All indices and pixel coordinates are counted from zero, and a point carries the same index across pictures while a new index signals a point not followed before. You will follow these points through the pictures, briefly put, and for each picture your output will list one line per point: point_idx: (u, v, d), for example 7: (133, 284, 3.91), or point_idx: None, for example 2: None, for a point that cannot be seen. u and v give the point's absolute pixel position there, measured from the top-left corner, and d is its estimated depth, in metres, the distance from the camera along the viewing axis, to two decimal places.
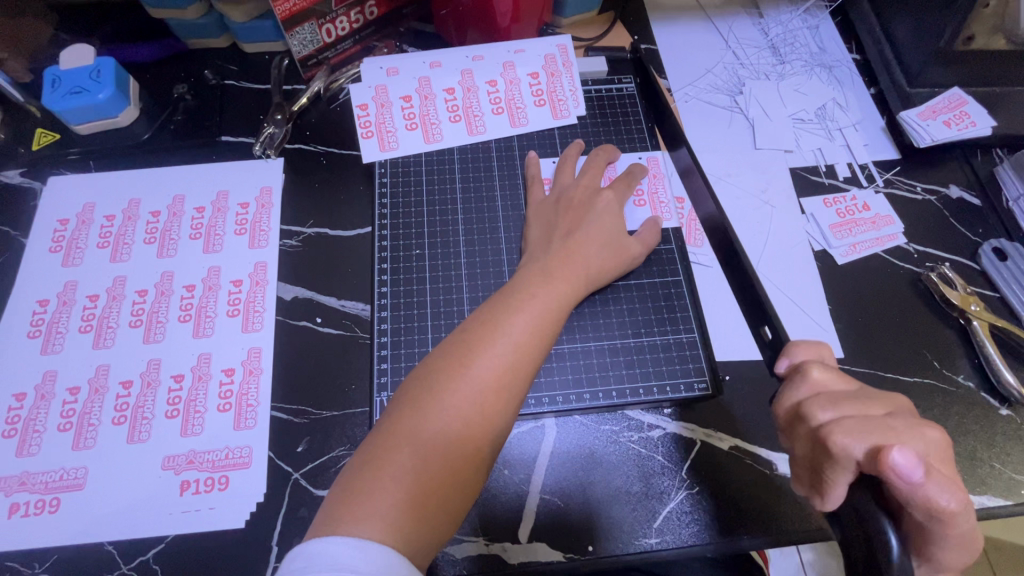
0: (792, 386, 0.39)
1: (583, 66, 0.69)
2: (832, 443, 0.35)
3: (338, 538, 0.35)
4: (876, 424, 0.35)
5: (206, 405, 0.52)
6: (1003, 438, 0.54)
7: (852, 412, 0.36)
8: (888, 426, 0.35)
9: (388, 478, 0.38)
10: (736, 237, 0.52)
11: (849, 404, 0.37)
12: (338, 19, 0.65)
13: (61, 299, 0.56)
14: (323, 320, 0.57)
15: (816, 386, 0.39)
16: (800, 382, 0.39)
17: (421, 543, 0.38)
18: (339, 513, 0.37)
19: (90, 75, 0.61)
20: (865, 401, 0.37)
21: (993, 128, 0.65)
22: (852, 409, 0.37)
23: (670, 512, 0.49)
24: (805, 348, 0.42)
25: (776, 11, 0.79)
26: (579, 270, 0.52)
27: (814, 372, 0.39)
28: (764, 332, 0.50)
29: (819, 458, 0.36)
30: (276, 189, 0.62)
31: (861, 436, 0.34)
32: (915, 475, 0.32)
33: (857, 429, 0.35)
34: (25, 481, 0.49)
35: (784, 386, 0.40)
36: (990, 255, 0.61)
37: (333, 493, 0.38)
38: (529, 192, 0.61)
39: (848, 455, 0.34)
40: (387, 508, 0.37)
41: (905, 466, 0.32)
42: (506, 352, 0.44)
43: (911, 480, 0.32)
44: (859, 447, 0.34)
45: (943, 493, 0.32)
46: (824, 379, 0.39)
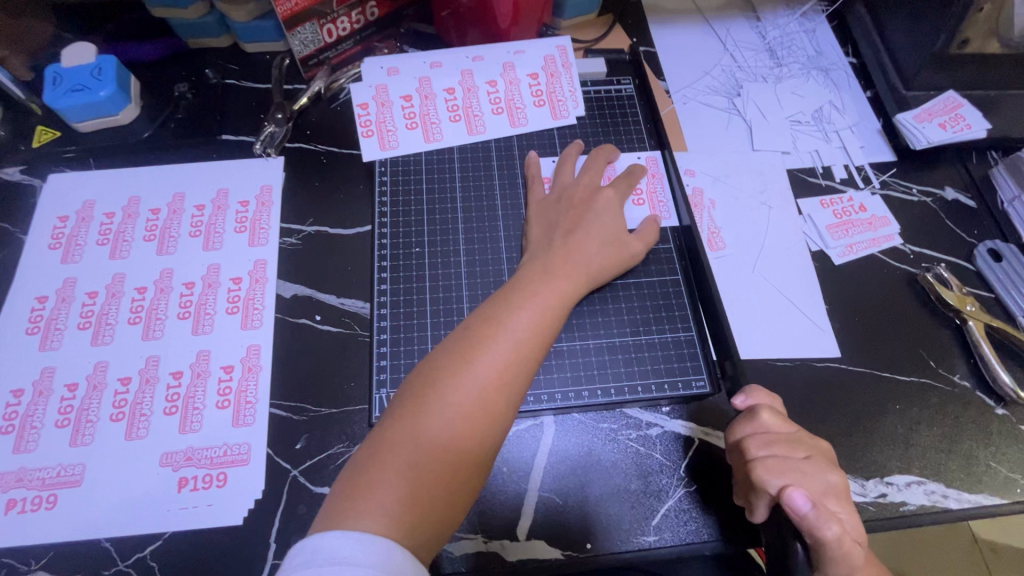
0: (740, 422, 0.47)
1: (583, 67, 0.70)
2: (756, 479, 0.43)
3: (340, 533, 0.35)
4: (791, 465, 0.44)
5: (204, 402, 0.52)
6: (999, 436, 0.54)
7: (780, 452, 0.45)
8: (797, 467, 0.44)
9: (392, 474, 0.38)
10: (700, 241, 0.58)
11: (779, 446, 0.45)
12: (339, 19, 0.65)
13: (60, 295, 0.56)
14: (323, 317, 0.57)
15: (761, 426, 0.46)
16: (747, 422, 0.47)
17: (423, 539, 0.38)
18: (342, 508, 0.37)
19: (92, 73, 0.61)
20: (793, 444, 0.46)
21: (987, 130, 0.66)
22: (780, 450, 0.45)
23: (669, 509, 0.49)
24: (763, 393, 0.49)
25: (773, 14, 0.79)
26: (579, 269, 0.53)
27: (763, 415, 0.46)
28: (726, 366, 0.55)
29: (746, 486, 0.45)
30: (276, 187, 0.62)
31: (777, 475, 0.43)
32: (806, 510, 0.41)
33: (775, 469, 0.44)
34: (22, 477, 0.48)
35: (736, 419, 0.48)
36: (986, 256, 0.61)
37: (337, 489, 0.39)
38: (529, 190, 0.62)
39: (765, 488, 0.43)
40: (390, 504, 0.37)
41: (798, 503, 0.41)
42: (508, 349, 0.44)
43: (801, 511, 0.41)
44: (774, 483, 0.43)
45: (829, 525, 0.40)
46: (771, 422, 0.46)
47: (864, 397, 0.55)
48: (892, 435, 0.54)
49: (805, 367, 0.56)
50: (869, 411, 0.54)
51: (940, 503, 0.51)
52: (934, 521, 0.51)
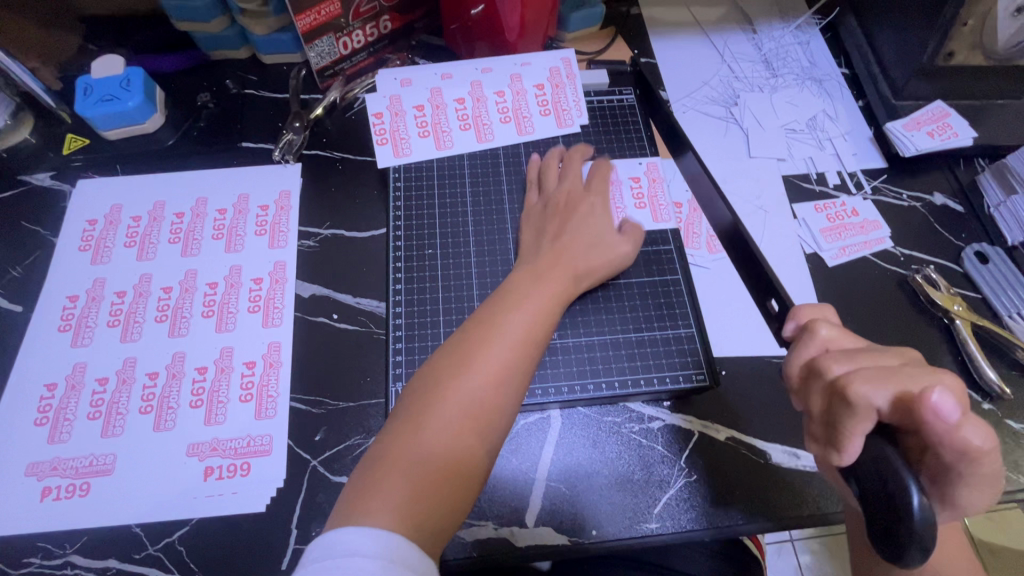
0: (803, 345, 0.42)
1: (586, 78, 0.73)
2: (853, 393, 0.36)
3: (353, 528, 0.37)
4: (891, 371, 0.36)
5: (228, 396, 0.55)
6: (986, 430, 0.56)
7: (866, 364, 0.38)
8: (903, 372, 0.36)
9: (399, 472, 0.41)
10: (753, 239, 0.51)
11: (861, 357, 0.38)
12: (354, 32, 0.68)
13: (90, 294, 0.59)
14: (340, 316, 0.59)
15: (826, 343, 0.41)
16: (808, 342, 0.41)
17: (433, 530, 0.40)
18: (356, 505, 0.40)
19: (120, 83, 0.64)
20: (874, 354, 0.39)
21: (974, 138, 0.69)
22: (865, 360, 0.38)
23: (670, 498, 0.52)
24: (809, 310, 0.45)
25: (769, 27, 0.83)
26: (567, 268, 0.56)
27: (823, 330, 0.41)
28: (771, 305, 0.52)
29: (838, 411, 0.37)
30: (294, 192, 0.65)
31: (881, 383, 0.35)
32: (951, 414, 0.33)
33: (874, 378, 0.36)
34: (56, 466, 0.51)
35: (796, 345, 0.43)
36: (972, 259, 0.64)
37: (350, 487, 0.41)
38: (526, 195, 0.65)
39: (867, 403, 0.35)
40: (399, 500, 0.40)
41: (942, 405, 0.33)
42: (503, 350, 0.47)
43: (949, 419, 0.33)
44: (882, 394, 0.35)
45: (974, 430, 0.34)
46: (833, 337, 0.41)
47: None
48: None
49: None
50: None
51: None
52: None
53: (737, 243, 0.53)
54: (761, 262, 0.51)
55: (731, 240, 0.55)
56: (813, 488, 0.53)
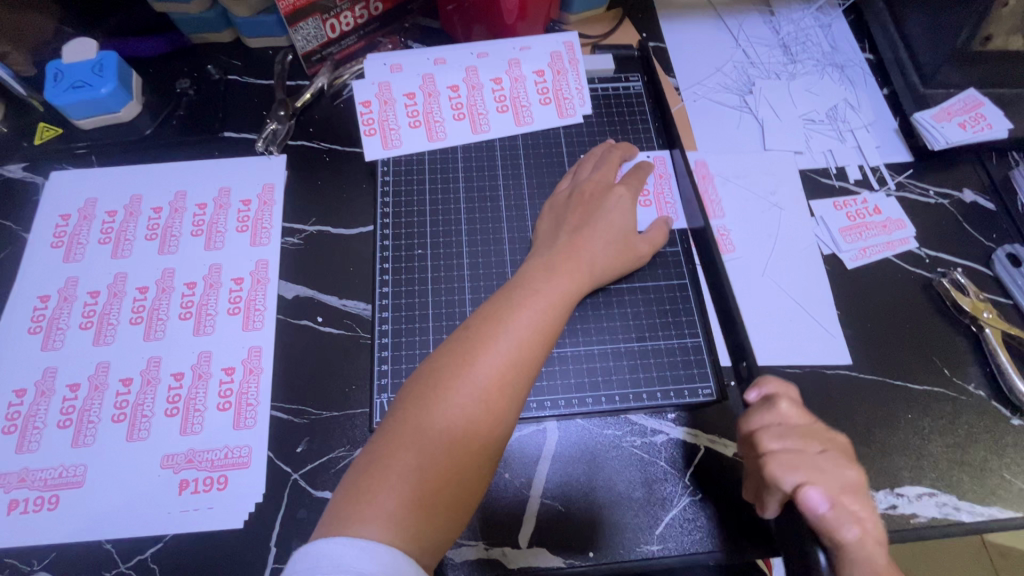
0: (757, 412, 0.43)
1: (590, 63, 0.68)
2: (770, 474, 0.40)
3: (345, 539, 0.34)
4: (807, 460, 0.40)
5: (205, 404, 0.52)
6: (1014, 448, 0.53)
7: (796, 446, 0.41)
8: (816, 463, 0.40)
9: (394, 477, 0.38)
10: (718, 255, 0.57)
11: (795, 440, 0.42)
12: (342, 14, 0.64)
13: (62, 294, 0.56)
14: (324, 319, 0.56)
15: (780, 416, 0.43)
16: (764, 411, 0.43)
17: (426, 543, 0.37)
18: (346, 513, 0.36)
19: (93, 68, 0.60)
20: (808, 438, 0.42)
21: (1009, 130, 0.63)
22: (795, 443, 0.41)
23: (673, 519, 0.49)
24: (774, 382, 0.45)
25: (788, 9, 0.77)
26: (583, 265, 0.52)
27: (780, 405, 0.43)
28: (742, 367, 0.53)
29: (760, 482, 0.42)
30: (277, 186, 0.62)
31: (796, 470, 0.40)
32: (823, 509, 0.38)
33: (790, 464, 0.40)
34: (24, 478, 0.48)
35: (751, 409, 0.44)
36: (1004, 262, 0.59)
37: (339, 493, 0.38)
38: (557, 185, 0.61)
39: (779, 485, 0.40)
40: (393, 509, 0.37)
41: (815, 501, 0.38)
42: (511, 349, 0.43)
43: (817, 511, 0.38)
44: (790, 481, 0.39)
45: (847, 526, 0.38)
46: (788, 413, 0.43)
47: (875, 406, 0.54)
48: (903, 445, 0.52)
49: (815, 374, 0.55)
50: (879, 420, 0.53)
51: (951, 516, 0.50)
52: (944, 534, 0.50)
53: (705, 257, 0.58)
54: (720, 282, 0.56)
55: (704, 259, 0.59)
56: None
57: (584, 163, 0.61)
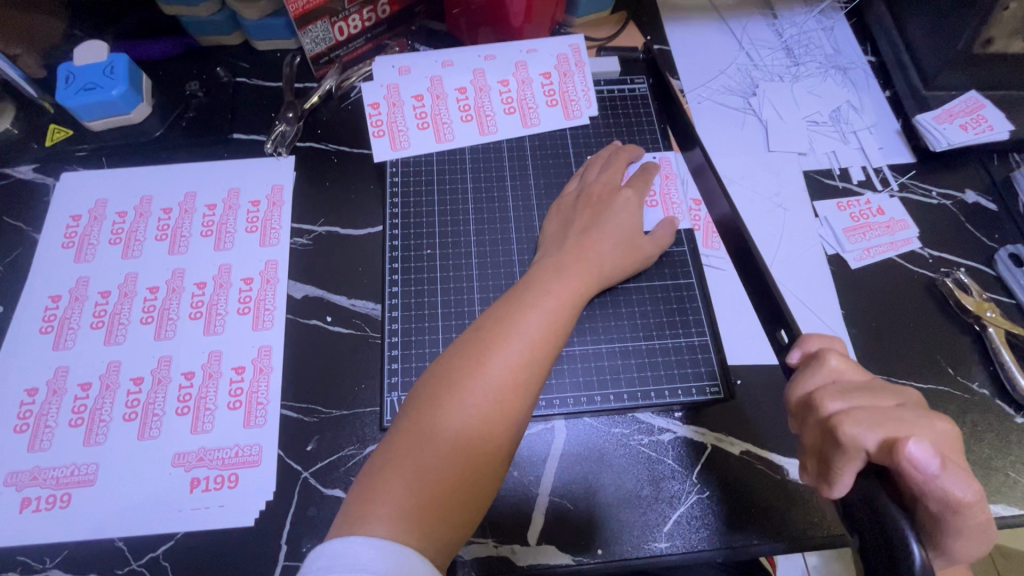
0: (810, 371, 0.39)
1: (596, 66, 0.69)
2: (842, 434, 0.34)
3: (361, 538, 0.35)
4: (885, 415, 0.34)
5: (216, 403, 0.52)
6: (1018, 446, 0.53)
7: (863, 402, 0.36)
8: (897, 417, 0.34)
9: (409, 476, 0.38)
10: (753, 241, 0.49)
11: (859, 395, 0.37)
12: (350, 17, 0.65)
13: (73, 294, 0.56)
14: (334, 319, 0.56)
15: (834, 374, 0.39)
16: (817, 368, 0.39)
17: (441, 542, 0.37)
18: (361, 512, 0.37)
19: (104, 71, 0.61)
20: (874, 392, 0.37)
21: (1011, 132, 0.64)
22: (862, 400, 0.36)
23: (680, 516, 0.49)
24: (819, 338, 0.42)
25: (791, 12, 0.78)
26: (592, 265, 0.52)
27: (832, 360, 0.39)
28: (781, 335, 0.47)
29: (829, 449, 0.35)
30: (286, 187, 0.62)
31: (872, 426, 0.34)
32: (934, 468, 0.30)
33: (867, 420, 0.34)
34: (36, 476, 0.49)
35: (801, 372, 0.40)
36: (1006, 262, 0.60)
37: (354, 492, 0.39)
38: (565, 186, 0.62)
39: (859, 445, 0.33)
40: (408, 509, 0.37)
41: (922, 459, 0.31)
42: (522, 349, 0.43)
43: (927, 472, 0.31)
44: (870, 440, 0.33)
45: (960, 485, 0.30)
46: (841, 367, 0.39)
47: None
48: None
49: None
50: None
51: None
52: None
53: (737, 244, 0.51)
54: (760, 274, 0.49)
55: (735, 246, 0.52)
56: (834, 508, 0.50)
57: (592, 163, 0.62)
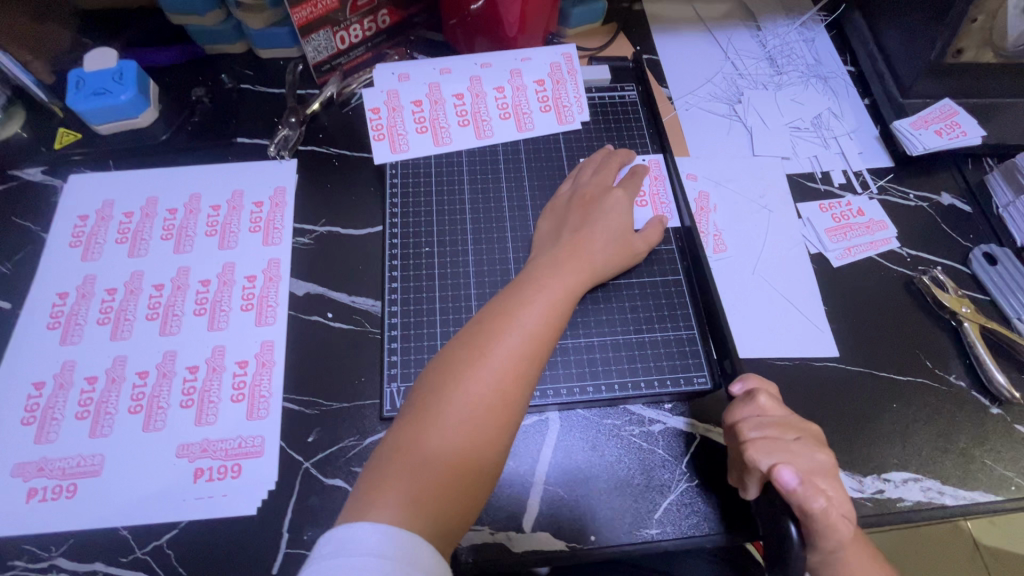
0: (739, 404, 0.48)
1: (587, 74, 0.72)
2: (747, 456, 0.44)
3: (369, 524, 0.36)
4: (781, 445, 0.44)
5: (220, 396, 0.53)
6: (994, 435, 0.55)
7: (773, 435, 0.45)
8: (788, 446, 0.45)
9: (414, 465, 0.40)
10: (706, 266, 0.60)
11: (771, 428, 0.46)
12: (351, 26, 0.67)
13: (80, 291, 0.58)
14: (334, 315, 0.58)
15: (759, 409, 0.47)
16: (745, 405, 0.48)
17: (447, 527, 0.39)
18: (369, 499, 0.38)
19: (113, 77, 0.63)
20: (784, 427, 0.46)
21: (982, 138, 0.67)
22: (770, 432, 0.46)
23: (671, 503, 0.51)
24: (756, 378, 0.50)
25: (774, 24, 0.82)
26: (585, 262, 0.54)
27: (760, 398, 0.47)
28: (726, 364, 0.56)
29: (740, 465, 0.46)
30: (289, 189, 0.64)
31: (767, 453, 0.44)
32: (794, 484, 0.41)
33: (766, 449, 0.44)
34: (43, 467, 0.50)
35: (734, 403, 0.49)
36: (981, 260, 0.62)
37: (361, 481, 0.40)
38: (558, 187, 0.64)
39: (756, 467, 0.44)
40: (414, 495, 0.39)
41: (787, 478, 0.41)
42: (521, 340, 0.45)
43: (789, 487, 0.41)
44: (764, 463, 0.44)
45: (816, 499, 0.41)
46: (767, 406, 0.47)
47: (860, 395, 0.56)
48: (888, 433, 0.55)
49: (804, 367, 0.58)
50: (864, 409, 0.56)
51: (935, 499, 0.52)
52: (930, 517, 0.52)
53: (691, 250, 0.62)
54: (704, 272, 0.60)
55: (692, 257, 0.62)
56: None
57: (586, 164, 0.64)
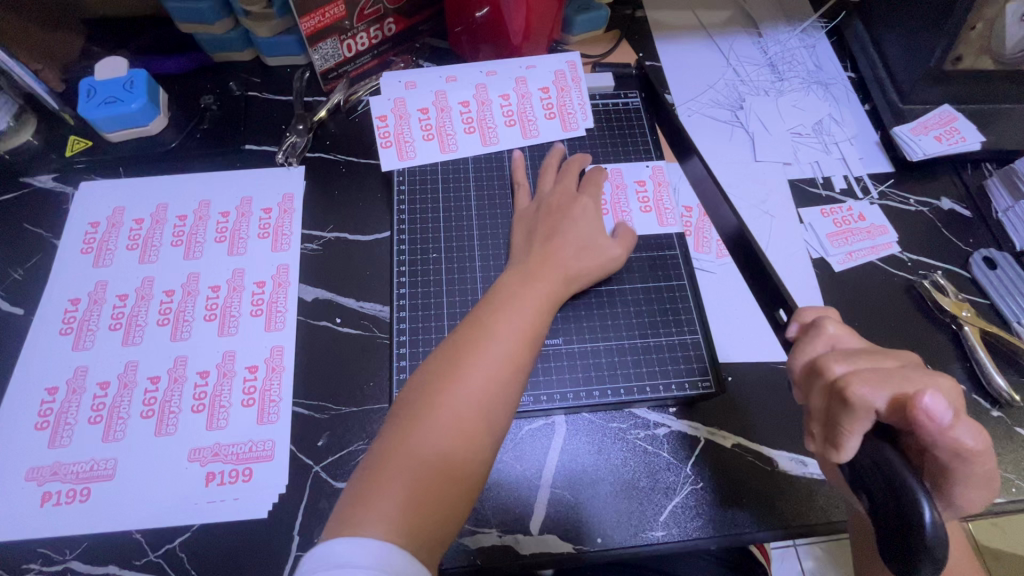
0: (809, 341, 0.42)
1: (591, 81, 0.73)
2: (853, 395, 0.35)
3: (350, 539, 0.37)
4: (892, 372, 0.36)
5: (230, 401, 0.54)
6: (995, 438, 0.56)
7: (865, 364, 0.38)
8: (901, 375, 0.36)
9: (393, 480, 0.40)
10: (764, 255, 0.52)
11: (861, 358, 0.38)
12: (358, 34, 0.68)
13: (91, 297, 0.59)
14: (343, 320, 0.59)
15: (832, 339, 0.41)
16: (815, 336, 0.42)
17: (430, 538, 0.40)
18: (350, 516, 0.39)
19: (124, 85, 0.64)
20: (875, 355, 0.39)
21: (982, 143, 0.68)
22: (864, 362, 0.38)
23: (676, 506, 0.51)
24: (814, 311, 0.45)
25: (774, 31, 0.83)
26: (559, 271, 0.55)
27: (830, 327, 0.42)
28: (778, 314, 0.52)
29: (837, 412, 0.36)
30: (297, 195, 0.65)
31: (880, 385, 0.35)
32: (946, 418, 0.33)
33: (874, 381, 0.36)
34: (56, 471, 0.51)
35: (801, 341, 0.43)
36: (981, 264, 0.63)
37: (344, 498, 0.41)
38: (517, 195, 0.65)
39: (868, 406, 0.35)
40: (395, 510, 0.39)
41: (937, 410, 0.33)
42: (498, 353, 0.46)
43: (941, 422, 0.33)
44: (880, 400, 0.35)
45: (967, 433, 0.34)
46: (839, 333, 0.41)
47: None
48: None
49: None
50: None
51: None
52: None
53: (743, 251, 0.54)
54: (767, 274, 0.52)
55: (739, 248, 0.55)
56: (821, 496, 0.52)
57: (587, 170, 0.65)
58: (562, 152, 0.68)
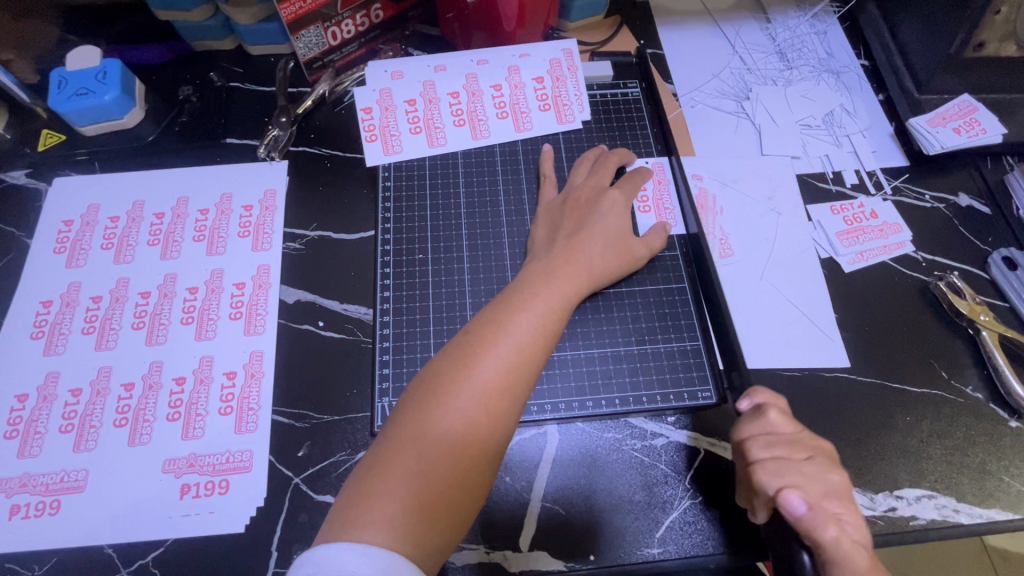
0: (747, 422, 0.44)
1: (589, 70, 0.69)
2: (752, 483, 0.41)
3: (345, 544, 0.35)
4: (790, 470, 0.41)
5: (207, 409, 0.52)
6: (1012, 450, 0.53)
7: (783, 454, 0.41)
8: (798, 473, 0.40)
9: (396, 481, 0.38)
10: (707, 247, 0.57)
11: (782, 448, 0.42)
12: (343, 22, 0.65)
13: (64, 299, 0.56)
14: (325, 324, 0.56)
15: (768, 425, 0.43)
16: (752, 420, 0.43)
17: (428, 548, 0.37)
18: (348, 518, 0.36)
19: (96, 76, 0.61)
20: (795, 446, 0.42)
21: (1003, 135, 0.64)
22: (781, 453, 0.41)
23: (673, 521, 0.49)
24: (766, 392, 0.45)
25: (784, 16, 0.78)
26: (581, 269, 0.52)
27: (768, 414, 0.43)
28: (733, 376, 0.52)
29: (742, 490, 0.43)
30: (279, 192, 0.62)
31: (773, 480, 0.40)
32: (802, 514, 0.38)
33: (774, 473, 0.40)
34: (25, 482, 0.49)
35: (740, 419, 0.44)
36: (1000, 265, 0.60)
37: (341, 498, 0.38)
38: (541, 189, 0.62)
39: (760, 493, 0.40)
40: (395, 514, 0.37)
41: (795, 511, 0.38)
42: (510, 353, 0.43)
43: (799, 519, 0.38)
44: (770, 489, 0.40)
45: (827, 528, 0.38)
46: (777, 422, 0.43)
47: (834, 410, 0.54)
48: (902, 448, 0.52)
49: (813, 378, 0.55)
50: (841, 425, 0.53)
51: (950, 518, 0.50)
52: (943, 536, 0.50)
53: (698, 260, 0.59)
54: (711, 283, 0.56)
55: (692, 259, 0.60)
56: None
57: (582, 167, 0.62)
58: (554, 153, 0.64)
